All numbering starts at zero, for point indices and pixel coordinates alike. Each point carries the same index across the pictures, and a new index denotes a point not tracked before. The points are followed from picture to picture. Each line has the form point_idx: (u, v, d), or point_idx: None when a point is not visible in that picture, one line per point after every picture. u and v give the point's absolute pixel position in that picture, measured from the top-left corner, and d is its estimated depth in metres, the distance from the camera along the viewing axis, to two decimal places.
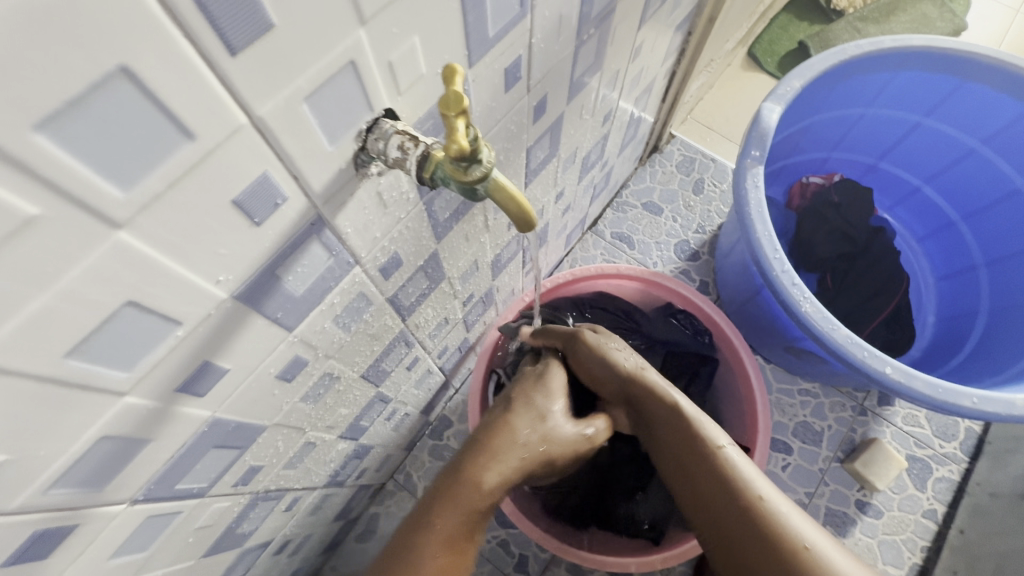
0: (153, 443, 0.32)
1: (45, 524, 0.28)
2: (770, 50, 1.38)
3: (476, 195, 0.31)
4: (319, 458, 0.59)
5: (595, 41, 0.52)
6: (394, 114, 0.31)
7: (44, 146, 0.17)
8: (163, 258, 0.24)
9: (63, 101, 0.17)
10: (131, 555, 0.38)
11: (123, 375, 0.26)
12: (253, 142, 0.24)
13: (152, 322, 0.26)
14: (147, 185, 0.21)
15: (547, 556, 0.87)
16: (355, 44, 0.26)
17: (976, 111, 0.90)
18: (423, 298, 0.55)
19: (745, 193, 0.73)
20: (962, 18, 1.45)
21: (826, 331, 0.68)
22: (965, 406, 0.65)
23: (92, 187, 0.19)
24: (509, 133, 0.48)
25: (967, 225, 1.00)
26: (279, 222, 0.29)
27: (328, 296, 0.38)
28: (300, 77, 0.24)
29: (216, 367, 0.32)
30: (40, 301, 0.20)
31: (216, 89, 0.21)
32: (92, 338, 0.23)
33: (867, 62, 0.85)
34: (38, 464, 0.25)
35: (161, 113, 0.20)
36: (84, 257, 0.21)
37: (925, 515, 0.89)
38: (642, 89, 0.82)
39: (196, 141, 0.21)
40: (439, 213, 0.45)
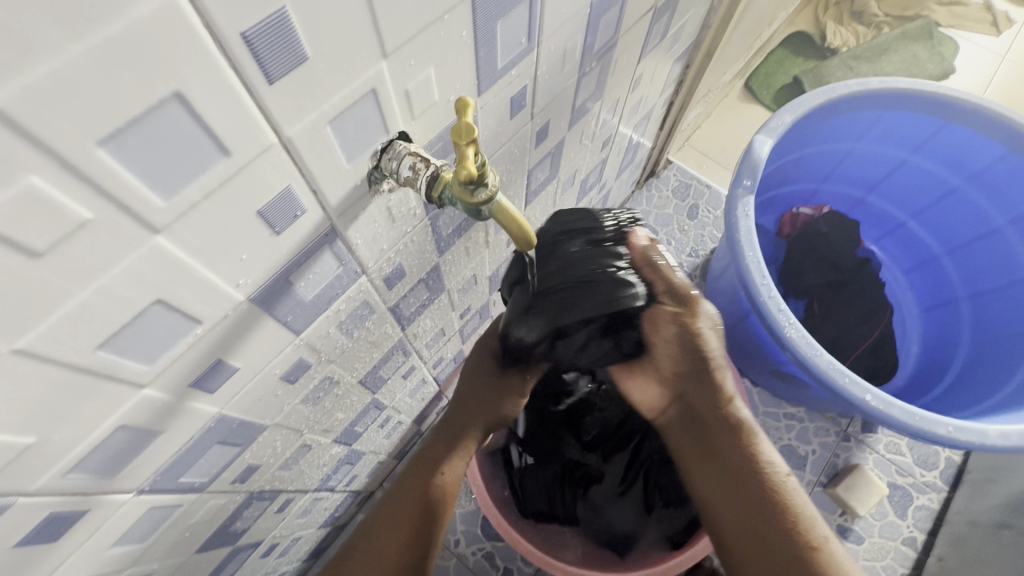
0: (164, 435, 0.33)
1: (59, 508, 0.30)
2: (765, 83, 1.43)
3: (481, 215, 0.33)
4: (314, 461, 0.60)
5: (598, 72, 0.55)
6: (407, 136, 0.34)
7: (103, 159, 0.19)
8: (192, 261, 0.26)
9: (124, 119, 0.19)
10: (129, 546, 0.39)
11: (144, 368, 0.28)
12: (280, 159, 0.26)
13: (176, 320, 0.28)
14: (185, 195, 0.23)
15: (533, 570, 0.87)
16: (377, 74, 0.28)
17: (958, 151, 0.94)
18: (423, 308, 0.57)
19: (735, 220, 0.76)
20: (950, 62, 1.51)
21: (809, 356, 0.70)
22: (940, 434, 0.67)
23: (139, 195, 0.21)
24: (513, 156, 0.51)
25: (950, 260, 1.03)
26: (297, 231, 0.31)
27: (334, 303, 0.40)
28: (326, 102, 0.26)
29: (228, 365, 0.34)
30: (81, 296, 0.22)
31: (252, 111, 0.23)
32: (121, 331, 0.25)
33: (856, 101, 0.89)
34: (61, 446, 0.27)
35: (204, 133, 0.22)
36: (124, 258, 0.23)
37: (905, 543, 0.91)
38: (640, 117, 0.85)
39: (231, 156, 0.24)
40: (442, 228, 0.48)
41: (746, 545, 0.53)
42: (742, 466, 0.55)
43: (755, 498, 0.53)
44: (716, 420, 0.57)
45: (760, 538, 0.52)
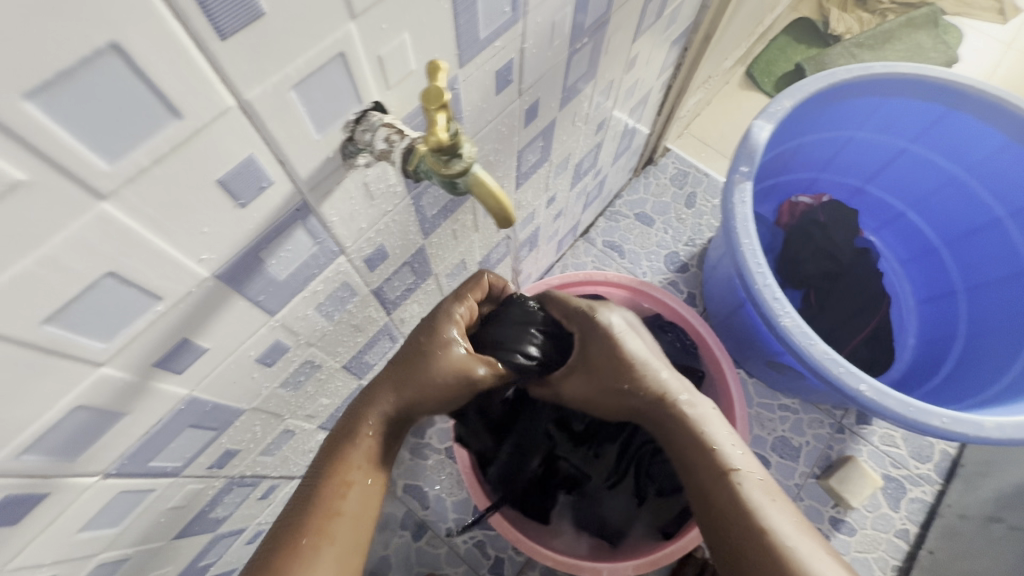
0: (129, 417, 0.32)
1: (16, 490, 0.29)
2: (767, 70, 1.41)
3: (456, 188, 0.31)
4: (297, 447, 0.59)
5: (590, 50, 0.53)
6: (382, 107, 0.32)
7: (33, 115, 0.18)
8: (145, 231, 0.24)
9: (55, 70, 0.18)
10: (100, 531, 0.38)
11: (101, 345, 0.27)
12: (240, 124, 0.25)
13: (132, 294, 0.26)
14: (133, 158, 0.22)
15: (523, 560, 0.87)
16: (345, 37, 0.26)
17: (960, 140, 0.92)
18: (409, 293, 0.56)
19: (731, 207, 0.75)
20: (955, 50, 1.48)
21: (804, 346, 0.69)
22: (935, 425, 0.66)
23: (78, 156, 0.20)
24: (500, 135, 0.49)
25: (948, 251, 1.02)
26: (264, 205, 0.30)
27: (311, 284, 0.39)
28: (289, 64, 0.25)
29: (195, 345, 0.32)
30: (22, 264, 0.21)
31: (204, 69, 0.22)
32: (71, 304, 0.24)
33: (857, 87, 0.87)
34: (13, 425, 0.26)
35: (150, 91, 0.20)
36: (68, 225, 0.21)
37: (897, 535, 0.90)
38: (637, 101, 0.83)
39: (182, 119, 0.22)
40: (427, 209, 0.46)
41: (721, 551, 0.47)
42: (704, 467, 0.50)
43: (716, 495, 0.49)
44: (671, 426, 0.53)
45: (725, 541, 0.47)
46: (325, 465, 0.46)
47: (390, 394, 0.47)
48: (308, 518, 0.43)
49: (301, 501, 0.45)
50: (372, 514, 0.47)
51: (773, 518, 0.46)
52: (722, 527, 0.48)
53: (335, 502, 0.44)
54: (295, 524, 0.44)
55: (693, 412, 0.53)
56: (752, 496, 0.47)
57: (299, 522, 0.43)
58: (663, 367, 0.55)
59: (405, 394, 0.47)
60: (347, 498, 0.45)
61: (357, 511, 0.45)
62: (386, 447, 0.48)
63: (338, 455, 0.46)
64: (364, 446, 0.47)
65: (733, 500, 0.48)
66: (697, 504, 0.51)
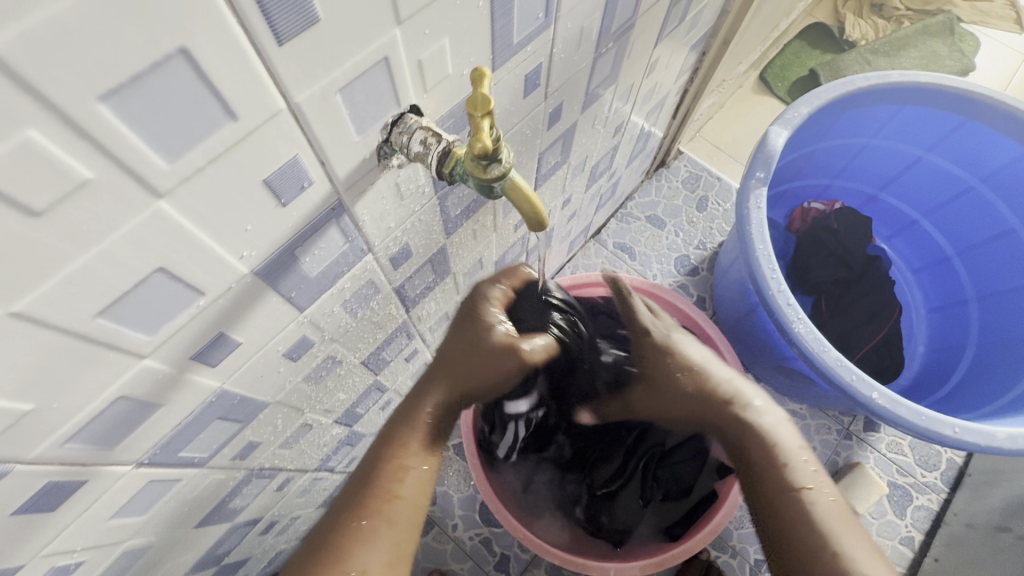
0: (164, 408, 0.33)
1: (57, 478, 0.29)
2: (780, 75, 1.41)
3: (493, 192, 0.32)
4: (314, 440, 0.60)
5: (614, 54, 0.54)
6: (418, 110, 0.33)
7: (105, 116, 0.19)
8: (195, 228, 0.25)
9: (128, 75, 0.18)
10: (129, 518, 0.39)
11: (144, 338, 0.27)
12: (288, 126, 0.25)
13: (178, 290, 0.27)
14: (190, 158, 0.22)
15: (529, 557, 0.88)
16: (390, 41, 0.27)
17: (976, 150, 0.92)
18: (428, 291, 0.56)
19: (747, 212, 0.75)
20: (971, 59, 1.48)
21: (817, 352, 0.69)
22: (947, 434, 0.66)
23: (141, 156, 0.21)
24: (524, 137, 0.49)
25: (961, 260, 1.02)
26: (304, 204, 0.30)
27: (340, 281, 0.39)
28: (337, 68, 0.25)
29: (230, 340, 0.33)
30: (82, 260, 0.22)
31: (260, 74, 0.22)
32: (122, 299, 0.25)
33: (874, 95, 0.87)
34: (60, 414, 0.26)
35: (212, 96, 0.21)
36: (126, 222, 0.22)
37: (902, 542, 0.91)
38: (654, 104, 0.84)
39: (237, 121, 0.23)
40: (451, 209, 0.47)
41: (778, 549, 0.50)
42: (764, 462, 0.54)
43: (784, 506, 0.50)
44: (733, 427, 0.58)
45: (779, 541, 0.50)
46: (380, 448, 0.47)
47: (445, 390, 0.50)
48: (367, 496, 0.44)
49: (361, 481, 0.45)
50: (427, 504, 0.47)
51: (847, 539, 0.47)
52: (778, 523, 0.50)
53: (392, 486, 0.45)
54: (354, 501, 0.44)
55: (764, 420, 0.56)
56: (821, 511, 0.49)
57: (359, 499, 0.44)
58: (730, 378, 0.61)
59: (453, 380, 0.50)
60: (403, 482, 0.45)
61: (413, 496, 0.46)
62: (438, 434, 0.49)
63: (396, 438, 0.47)
64: (417, 429, 0.48)
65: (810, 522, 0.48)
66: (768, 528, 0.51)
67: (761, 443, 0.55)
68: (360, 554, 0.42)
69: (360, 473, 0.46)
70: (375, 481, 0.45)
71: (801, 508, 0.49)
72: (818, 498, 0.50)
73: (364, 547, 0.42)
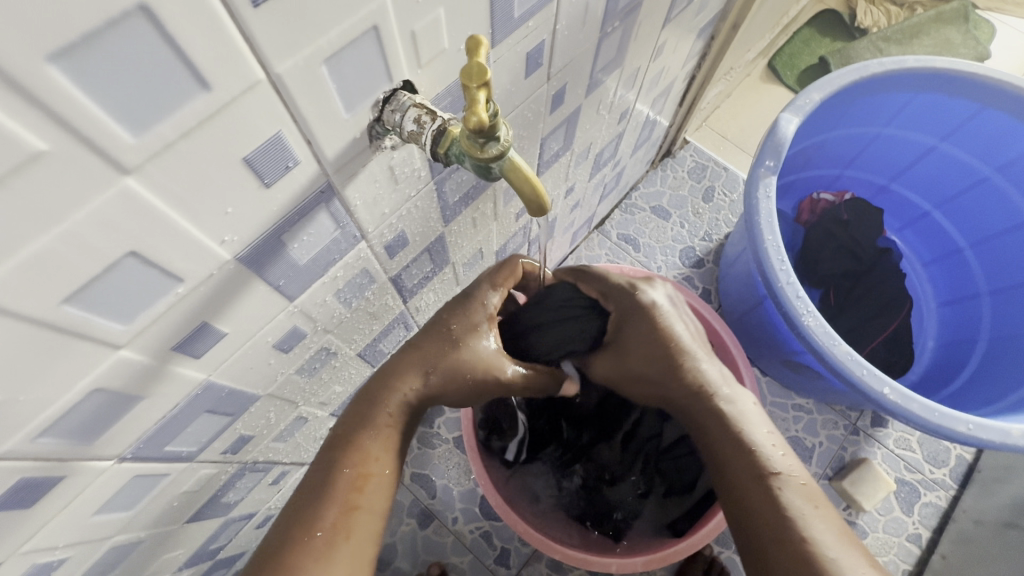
0: (146, 401, 0.31)
1: (31, 473, 0.28)
2: (790, 63, 1.37)
3: (491, 173, 0.30)
4: (310, 434, 0.59)
5: (620, 35, 0.51)
6: (412, 86, 0.31)
7: (57, 81, 0.17)
8: (169, 210, 0.23)
9: (81, 33, 0.17)
10: (115, 514, 0.38)
11: (119, 327, 0.26)
12: (269, 100, 0.24)
13: (153, 276, 0.25)
14: (159, 131, 0.20)
15: (530, 552, 0.87)
16: (380, 9, 0.25)
17: (992, 139, 0.89)
18: (426, 281, 0.55)
19: (755, 202, 0.73)
20: (986, 46, 1.44)
21: (827, 346, 0.67)
22: (960, 431, 0.64)
23: (103, 127, 0.19)
24: (526, 121, 0.47)
25: (974, 253, 0.99)
26: (290, 185, 0.28)
27: (332, 269, 0.38)
28: (322, 36, 0.23)
29: (214, 330, 0.32)
30: (42, 241, 0.20)
31: (235, 39, 0.20)
32: (91, 285, 0.23)
33: (888, 81, 0.84)
34: (29, 407, 0.25)
35: (180, 62, 0.19)
36: (90, 200, 0.20)
37: (909, 539, 0.89)
38: (660, 90, 0.81)
39: (211, 92, 0.21)
40: (449, 195, 0.45)
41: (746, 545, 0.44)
42: (731, 448, 0.47)
43: (751, 496, 0.45)
44: (695, 408, 0.50)
45: (749, 532, 0.44)
46: (339, 453, 0.44)
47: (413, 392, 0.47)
48: (323, 510, 0.42)
49: (315, 490, 0.43)
50: (386, 510, 0.45)
51: (817, 530, 0.41)
52: (746, 516, 0.44)
53: (350, 497, 0.43)
54: (307, 513, 0.42)
55: (732, 406, 0.49)
56: (794, 503, 0.43)
57: (315, 509, 0.42)
58: (705, 359, 0.52)
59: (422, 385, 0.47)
60: (363, 491, 0.44)
61: (373, 503, 0.44)
62: (399, 436, 0.47)
63: (353, 442, 0.45)
64: (376, 432, 0.45)
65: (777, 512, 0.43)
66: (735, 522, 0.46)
67: (730, 433, 0.48)
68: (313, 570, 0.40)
69: (314, 480, 0.43)
70: (330, 490, 0.43)
71: (772, 498, 0.44)
72: (788, 487, 0.44)
73: (318, 563, 0.40)
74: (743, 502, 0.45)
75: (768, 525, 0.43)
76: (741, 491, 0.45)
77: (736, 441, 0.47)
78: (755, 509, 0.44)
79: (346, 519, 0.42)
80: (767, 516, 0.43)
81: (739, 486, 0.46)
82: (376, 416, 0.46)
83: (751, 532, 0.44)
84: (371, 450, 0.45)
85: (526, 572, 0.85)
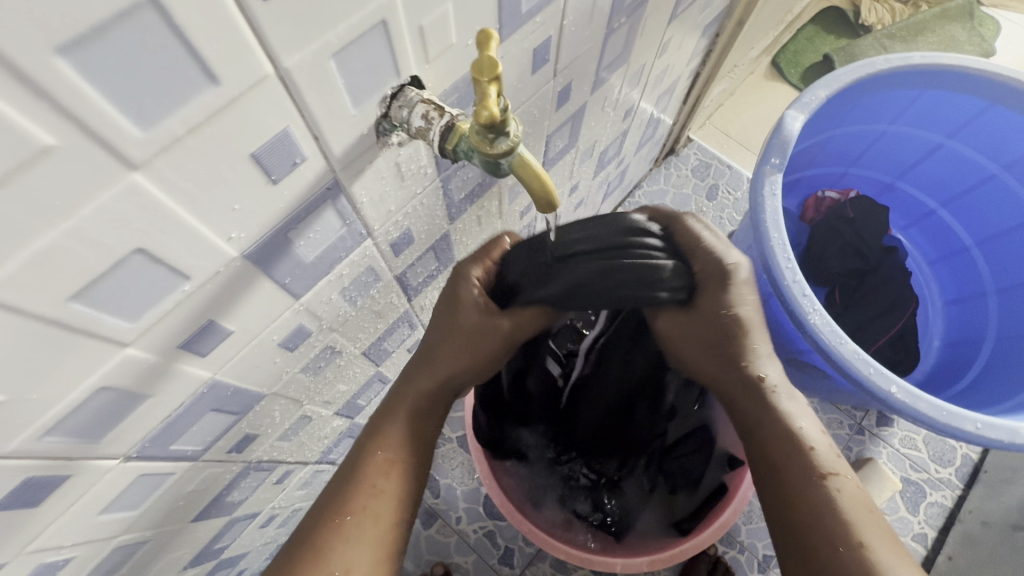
0: (152, 399, 0.31)
1: (37, 473, 0.28)
2: (794, 61, 1.37)
3: (500, 170, 0.30)
4: (314, 433, 0.59)
5: (626, 30, 0.51)
6: (419, 82, 0.30)
7: (65, 74, 0.17)
8: (176, 206, 0.23)
9: (90, 26, 0.16)
10: (120, 513, 0.38)
11: (127, 325, 0.26)
12: (278, 95, 0.23)
13: (160, 273, 0.25)
14: (167, 126, 0.20)
15: (533, 551, 0.86)
16: (389, 3, 0.25)
17: (999, 136, 0.88)
18: (431, 279, 0.54)
19: (761, 199, 0.72)
20: (991, 44, 1.44)
21: (834, 345, 0.67)
22: (968, 431, 0.64)
23: (111, 122, 0.19)
24: (531, 117, 0.47)
25: (980, 251, 0.99)
26: (297, 182, 0.28)
27: (338, 267, 0.37)
28: (331, 31, 0.23)
29: (221, 328, 0.31)
30: (49, 238, 0.20)
31: (244, 33, 0.20)
32: (98, 282, 0.23)
33: (895, 78, 0.83)
34: (35, 406, 0.25)
35: (189, 56, 0.19)
36: (97, 196, 0.20)
37: (915, 539, 0.88)
38: (665, 88, 0.81)
39: (219, 86, 0.21)
40: (455, 192, 0.45)
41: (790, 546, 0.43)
42: (784, 451, 0.46)
43: (804, 496, 0.43)
44: (747, 403, 0.48)
45: (795, 536, 0.43)
46: (368, 438, 0.46)
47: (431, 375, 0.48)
48: (353, 492, 0.43)
49: (343, 474, 0.44)
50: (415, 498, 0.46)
51: (874, 539, 0.41)
52: (794, 518, 0.43)
53: (377, 481, 0.44)
54: (336, 494, 0.43)
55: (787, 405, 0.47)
56: (849, 506, 0.42)
57: (345, 494, 0.43)
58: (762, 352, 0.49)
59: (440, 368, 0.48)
60: (390, 475, 0.44)
61: (400, 489, 0.44)
62: (425, 424, 0.49)
63: (379, 428, 0.46)
64: (403, 425, 0.46)
65: (833, 518, 0.42)
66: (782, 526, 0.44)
67: (782, 430, 0.46)
68: (341, 548, 0.41)
69: (344, 465, 0.45)
70: (356, 476, 0.44)
71: (830, 501, 0.42)
72: (845, 494, 0.43)
73: (345, 541, 0.41)
74: (799, 504, 0.43)
75: (822, 531, 0.41)
76: (790, 494, 0.44)
77: (786, 443, 0.46)
78: (810, 512, 0.43)
79: (372, 504, 0.43)
80: (822, 522, 0.42)
81: (790, 487, 0.44)
82: (401, 402, 0.47)
83: (800, 534, 0.42)
84: (396, 435, 0.46)
85: (530, 571, 0.85)
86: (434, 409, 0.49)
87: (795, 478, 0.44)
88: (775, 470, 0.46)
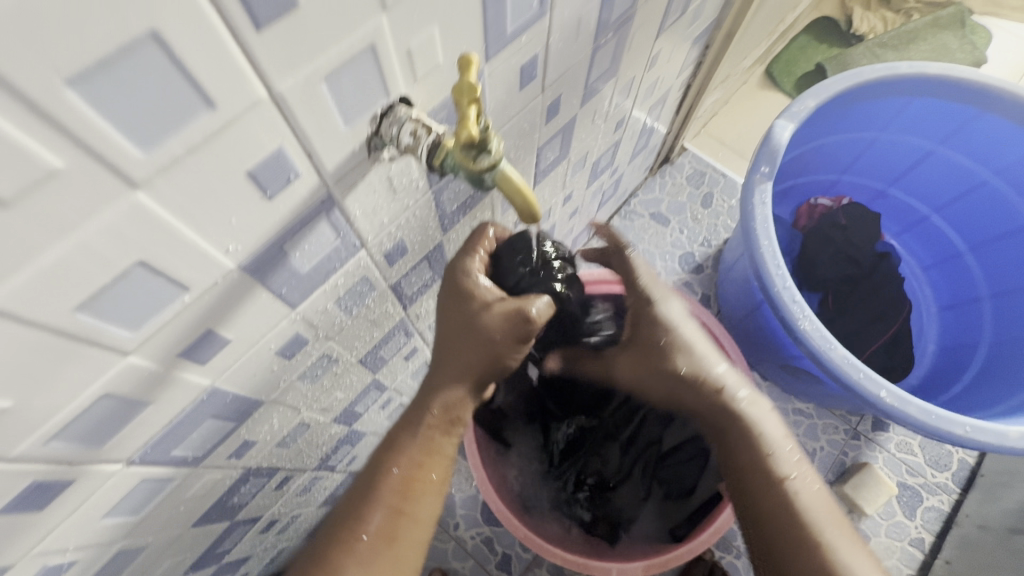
0: (152, 406, 0.32)
1: (42, 477, 0.29)
2: (787, 70, 1.39)
3: (484, 183, 0.32)
4: (312, 440, 0.60)
5: (613, 46, 0.53)
6: (408, 100, 0.32)
7: (72, 102, 0.18)
8: (175, 221, 0.24)
9: (95, 58, 0.18)
10: (122, 518, 0.39)
11: (128, 335, 0.27)
12: (271, 116, 0.25)
13: (159, 285, 0.26)
14: (166, 147, 0.22)
15: (531, 557, 0.87)
16: (377, 29, 0.26)
17: (988, 142, 0.90)
18: (425, 288, 0.56)
19: (751, 207, 0.74)
20: (982, 51, 1.45)
21: (823, 350, 0.68)
22: (958, 434, 0.65)
23: (114, 144, 0.20)
24: (521, 131, 0.49)
25: (973, 256, 1.00)
26: (292, 196, 0.30)
27: (332, 277, 0.39)
28: (322, 55, 0.25)
29: (219, 336, 0.33)
30: (54, 253, 0.21)
31: (238, 60, 0.22)
32: (101, 294, 0.24)
33: (883, 88, 0.85)
34: (41, 412, 0.26)
35: (187, 82, 0.20)
36: (101, 213, 0.21)
37: (911, 543, 0.89)
38: (656, 99, 0.82)
39: (215, 110, 0.22)
40: (447, 204, 0.46)
41: (759, 543, 0.49)
42: (747, 458, 0.51)
43: (767, 496, 0.49)
44: (721, 415, 0.53)
45: (762, 529, 0.49)
46: (383, 457, 0.47)
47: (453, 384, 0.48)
48: (369, 514, 0.44)
49: (358, 495, 0.45)
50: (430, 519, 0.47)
51: (836, 540, 0.46)
52: (760, 520, 0.49)
53: (393, 501, 0.45)
54: (351, 516, 0.44)
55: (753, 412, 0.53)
56: (811, 505, 0.47)
57: (361, 514, 0.44)
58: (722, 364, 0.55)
59: (464, 373, 0.48)
60: (408, 496, 0.45)
61: (417, 510, 0.45)
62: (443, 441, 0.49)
63: (394, 448, 0.47)
64: (424, 440, 0.48)
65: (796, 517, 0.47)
66: (755, 530, 0.49)
67: (750, 437, 0.51)
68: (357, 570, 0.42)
69: (361, 485, 0.46)
70: (371, 498, 0.44)
71: (789, 500, 0.48)
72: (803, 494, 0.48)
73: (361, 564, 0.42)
74: (761, 508, 0.49)
75: (789, 528, 0.47)
76: (751, 496, 0.50)
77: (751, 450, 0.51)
78: (777, 513, 0.48)
79: (388, 525, 0.44)
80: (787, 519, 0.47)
81: (753, 490, 0.50)
82: (417, 421, 0.48)
83: (768, 533, 0.48)
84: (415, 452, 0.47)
85: None
86: (454, 422, 0.50)
87: (757, 482, 0.50)
88: (743, 477, 0.51)
